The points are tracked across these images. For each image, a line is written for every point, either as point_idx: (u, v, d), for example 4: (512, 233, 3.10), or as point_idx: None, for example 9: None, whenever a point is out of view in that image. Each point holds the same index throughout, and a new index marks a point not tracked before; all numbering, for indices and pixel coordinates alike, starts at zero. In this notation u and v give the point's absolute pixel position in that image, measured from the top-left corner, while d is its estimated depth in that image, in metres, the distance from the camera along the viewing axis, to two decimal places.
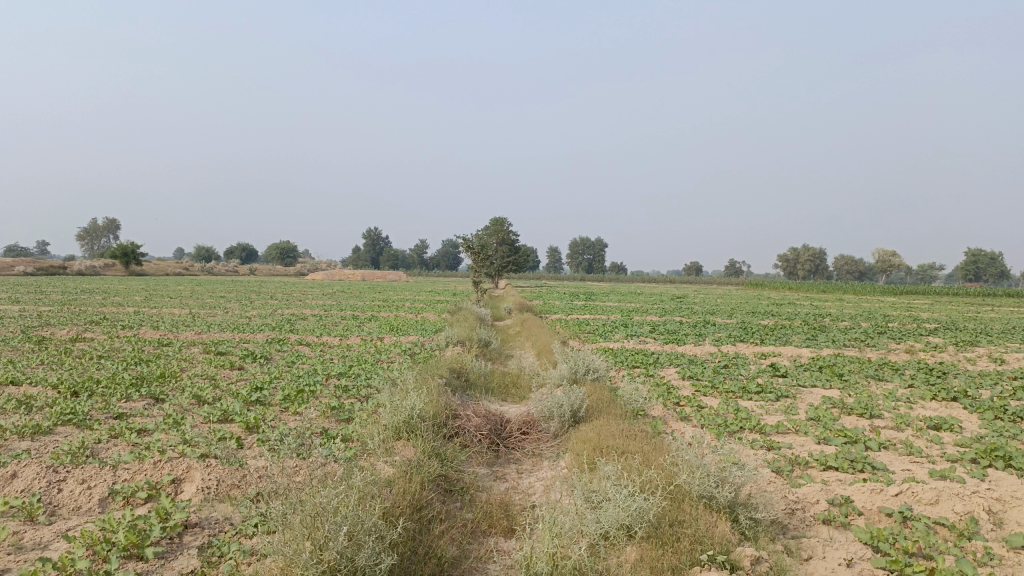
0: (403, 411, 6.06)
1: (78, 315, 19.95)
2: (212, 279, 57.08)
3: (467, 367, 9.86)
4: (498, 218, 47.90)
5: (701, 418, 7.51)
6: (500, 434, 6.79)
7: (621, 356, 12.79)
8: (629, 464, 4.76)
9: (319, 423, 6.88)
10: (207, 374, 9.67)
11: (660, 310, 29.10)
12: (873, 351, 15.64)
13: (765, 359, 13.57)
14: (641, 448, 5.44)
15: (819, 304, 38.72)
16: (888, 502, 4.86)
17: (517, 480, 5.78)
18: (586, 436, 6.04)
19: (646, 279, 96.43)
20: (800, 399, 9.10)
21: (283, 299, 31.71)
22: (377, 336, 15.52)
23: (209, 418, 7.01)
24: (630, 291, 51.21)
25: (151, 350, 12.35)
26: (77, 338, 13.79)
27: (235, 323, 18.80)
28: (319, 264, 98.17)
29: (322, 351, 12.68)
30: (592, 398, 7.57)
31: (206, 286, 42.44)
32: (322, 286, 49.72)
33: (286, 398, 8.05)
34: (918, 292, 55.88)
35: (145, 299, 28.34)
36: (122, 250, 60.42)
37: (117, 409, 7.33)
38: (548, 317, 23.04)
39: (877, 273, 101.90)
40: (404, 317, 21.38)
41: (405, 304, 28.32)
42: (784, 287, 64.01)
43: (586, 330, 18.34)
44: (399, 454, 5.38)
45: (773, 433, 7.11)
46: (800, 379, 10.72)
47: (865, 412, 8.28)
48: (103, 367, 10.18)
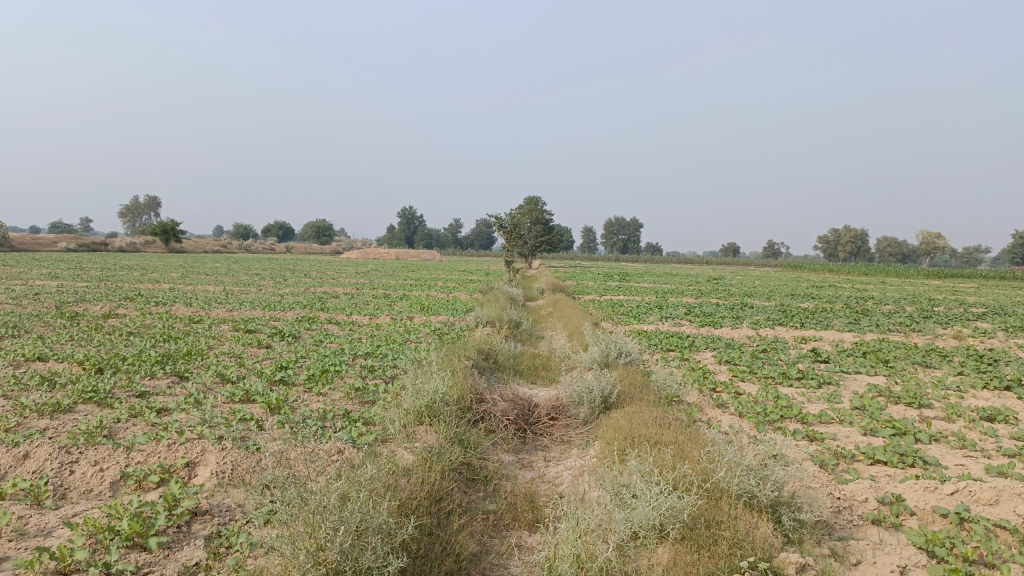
0: (426, 394, 5.82)
1: (115, 292, 20.10)
2: (251, 257, 57.54)
3: (496, 349, 9.62)
4: (533, 197, 47.50)
5: (738, 406, 7.19)
6: (527, 420, 6.55)
7: (655, 339, 12.43)
8: (661, 456, 4.47)
9: (342, 406, 6.68)
10: (233, 352, 9.56)
11: (695, 292, 28.54)
12: (920, 336, 15.04)
13: (805, 343, 13.13)
14: (676, 438, 5.14)
15: (861, 287, 37.69)
16: (943, 502, 4.50)
17: (544, 468, 5.53)
18: (617, 424, 5.76)
19: (682, 260, 95.30)
20: (844, 386, 8.71)
21: (317, 276, 31.79)
22: (407, 314, 15.36)
23: (231, 398, 6.86)
24: (665, 272, 50.60)
25: (181, 326, 12.32)
26: (110, 314, 13.85)
27: (267, 300, 18.81)
28: (355, 243, 98.91)
29: (352, 330, 12.54)
30: (624, 383, 7.27)
31: (244, 264, 42.81)
32: (355, 264, 49.94)
33: (310, 377, 7.89)
34: (963, 275, 54.28)
35: (182, 276, 28.62)
36: (162, 226, 61.35)
37: (139, 387, 7.22)
38: (582, 298, 22.72)
39: (921, 255, 99.42)
40: (436, 296, 21.24)
41: (437, 283, 28.16)
42: (823, 269, 62.62)
43: (620, 312, 17.97)
44: (421, 440, 5.15)
45: (816, 423, 6.76)
46: (843, 365, 10.30)
47: (913, 401, 7.86)
48: (132, 344, 10.14)
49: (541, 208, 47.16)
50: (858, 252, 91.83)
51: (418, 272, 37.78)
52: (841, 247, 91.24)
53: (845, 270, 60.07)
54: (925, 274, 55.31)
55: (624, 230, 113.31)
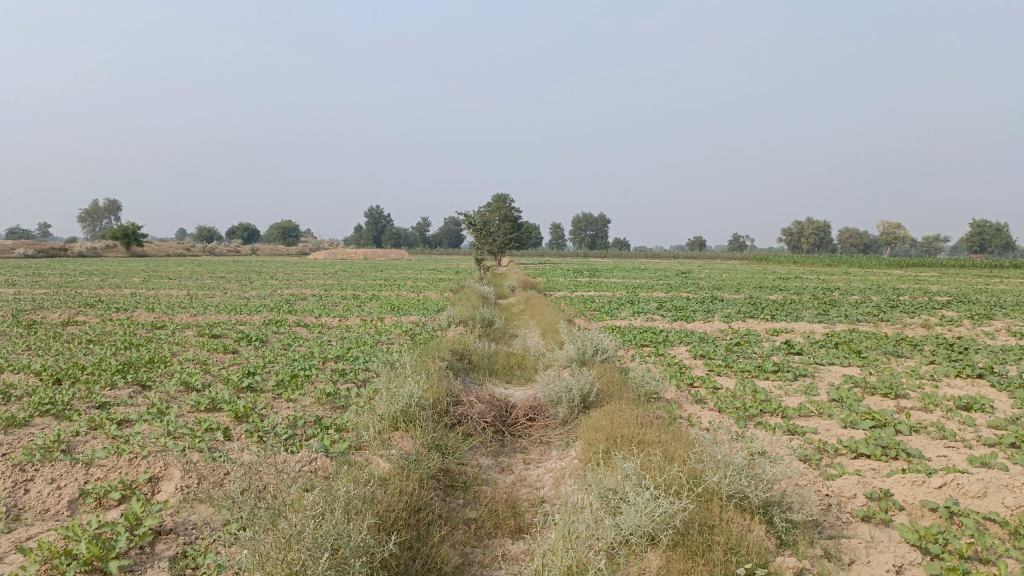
0: (400, 398, 5.63)
1: (73, 298, 19.51)
2: (216, 260, 56.55)
3: (470, 349, 9.45)
4: (501, 194, 47.31)
5: (717, 401, 7.10)
6: (504, 421, 6.39)
7: (628, 335, 12.34)
8: (647, 458, 4.35)
9: (314, 412, 6.47)
10: (198, 359, 9.27)
11: (664, 285, 28.58)
12: (889, 326, 15.16)
13: (778, 335, 13.14)
14: (659, 437, 5.02)
15: (827, 278, 38.12)
16: (932, 496, 4.42)
17: (524, 472, 5.38)
18: (598, 424, 5.62)
19: (649, 255, 95.86)
20: (820, 378, 8.68)
21: (284, 279, 31.30)
22: (377, 315, 15.11)
23: (196, 407, 6.60)
24: (634, 266, 50.75)
25: (143, 333, 11.95)
26: (69, 322, 13.41)
27: (233, 304, 18.39)
28: (322, 244, 98.05)
29: (321, 332, 12.28)
30: (602, 381, 7.14)
31: (208, 267, 41.99)
32: (322, 265, 49.34)
33: (279, 383, 7.64)
34: (925, 264, 55.22)
35: (144, 281, 27.98)
36: (123, 231, 60.03)
37: (99, 398, 6.92)
38: (553, 294, 22.59)
39: (883, 245, 101.11)
40: (406, 296, 20.98)
41: (406, 283, 27.85)
42: (788, 261, 63.33)
43: (591, 308, 17.87)
44: (397, 446, 4.96)
45: (796, 417, 6.69)
46: (818, 357, 10.29)
47: (890, 391, 7.85)
48: (91, 352, 9.78)
49: (509, 205, 46.98)
50: (822, 244, 93.16)
51: (387, 272, 37.39)
52: (805, 238, 92.35)
53: (810, 262, 60.81)
54: (887, 264, 56.26)
55: (592, 226, 113.63)
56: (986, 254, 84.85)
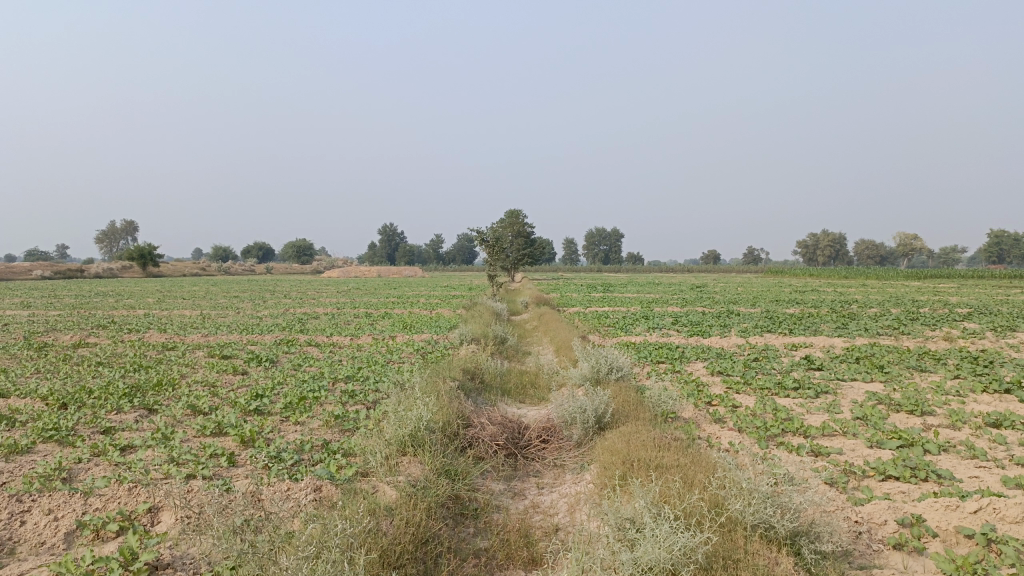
0: (408, 422, 5.44)
1: (86, 320, 19.51)
2: (230, 279, 56.73)
3: (482, 368, 9.27)
4: (514, 210, 47.25)
5: (737, 421, 6.88)
6: (517, 443, 6.21)
7: (644, 351, 12.12)
8: (665, 484, 4.15)
9: (321, 436, 6.30)
10: (206, 381, 9.14)
11: (679, 300, 28.32)
12: (910, 339, 14.85)
13: (797, 350, 12.87)
14: (678, 460, 4.82)
15: (844, 290, 37.71)
16: (967, 521, 4.18)
17: (538, 497, 5.19)
18: (614, 447, 5.42)
19: (663, 270, 95.43)
20: (842, 395, 8.43)
21: (297, 297, 31.30)
22: (389, 334, 14.97)
23: (202, 431, 6.45)
24: (648, 281, 50.46)
25: (153, 354, 11.86)
26: (80, 343, 13.35)
27: (245, 324, 18.31)
28: (335, 262, 98.38)
29: (332, 352, 12.14)
30: (617, 400, 6.94)
31: (222, 286, 42.08)
32: (336, 283, 49.37)
33: (287, 405, 7.49)
34: (943, 275, 54.54)
35: (158, 301, 28.03)
36: (139, 251, 60.42)
37: (105, 422, 6.79)
38: (566, 311, 22.39)
39: (899, 256, 100.18)
40: (419, 314, 20.84)
41: (419, 300, 27.73)
42: (804, 274, 62.78)
43: (606, 324, 17.65)
44: (405, 472, 4.79)
45: (820, 437, 6.46)
46: (839, 372, 10.04)
47: (915, 408, 7.59)
48: (100, 375, 9.68)
49: (522, 221, 46.89)
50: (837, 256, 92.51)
51: (400, 289, 37.31)
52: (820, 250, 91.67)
53: (826, 275, 60.26)
54: (904, 276, 55.62)
55: (605, 241, 113.28)
56: (1005, 264, 83.86)
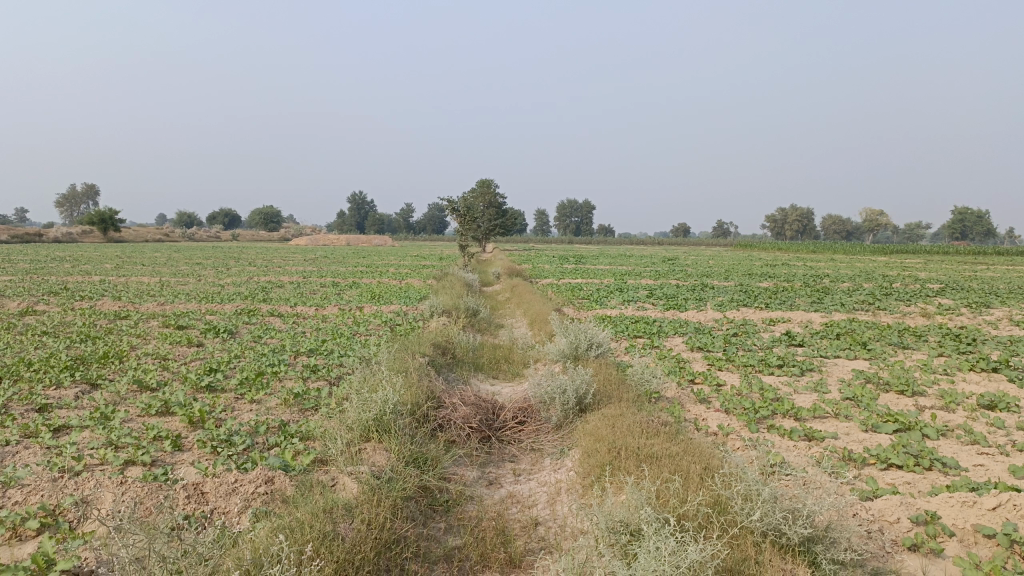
0: (373, 404, 4.92)
1: (37, 286, 18.55)
2: (195, 246, 55.25)
3: (454, 343, 8.80)
4: (485, 180, 46.52)
5: (724, 401, 6.50)
6: (491, 425, 5.76)
7: (621, 326, 11.72)
8: (661, 482, 3.74)
9: (278, 416, 5.79)
10: (158, 353, 8.53)
11: (652, 273, 28.06)
12: (888, 315, 14.63)
13: (776, 325, 12.58)
14: (670, 450, 4.40)
15: (814, 264, 37.79)
16: (987, 520, 3.80)
17: (515, 486, 4.76)
18: (597, 433, 5.00)
19: (634, 242, 95.28)
20: (829, 373, 8.10)
21: (262, 265, 30.46)
22: (356, 304, 14.43)
23: (146, 410, 5.89)
24: (619, 253, 50.22)
25: (104, 324, 11.15)
26: (27, 311, 12.58)
27: (206, 292, 17.58)
28: (303, 230, 96.87)
29: (295, 323, 11.58)
30: (598, 380, 6.50)
31: (184, 253, 40.95)
32: (302, 251, 48.48)
33: (243, 381, 6.96)
34: (908, 251, 55.15)
35: (117, 268, 26.97)
36: (100, 215, 58.89)
37: (40, 399, 6.18)
38: (538, 282, 21.95)
39: (866, 232, 101.35)
40: (388, 284, 20.23)
41: (387, 270, 27.06)
42: (774, 247, 63.11)
43: (580, 296, 17.23)
44: (368, 461, 4.31)
45: (811, 419, 6.10)
46: (822, 349, 9.73)
47: (906, 388, 7.28)
48: (43, 346, 9.01)
49: (494, 191, 46.17)
50: (805, 231, 93.14)
51: (369, 259, 36.54)
52: (788, 225, 92.27)
53: (794, 249, 60.67)
54: (872, 250, 56.04)
55: (577, 212, 112.90)
56: (967, 241, 84.93)
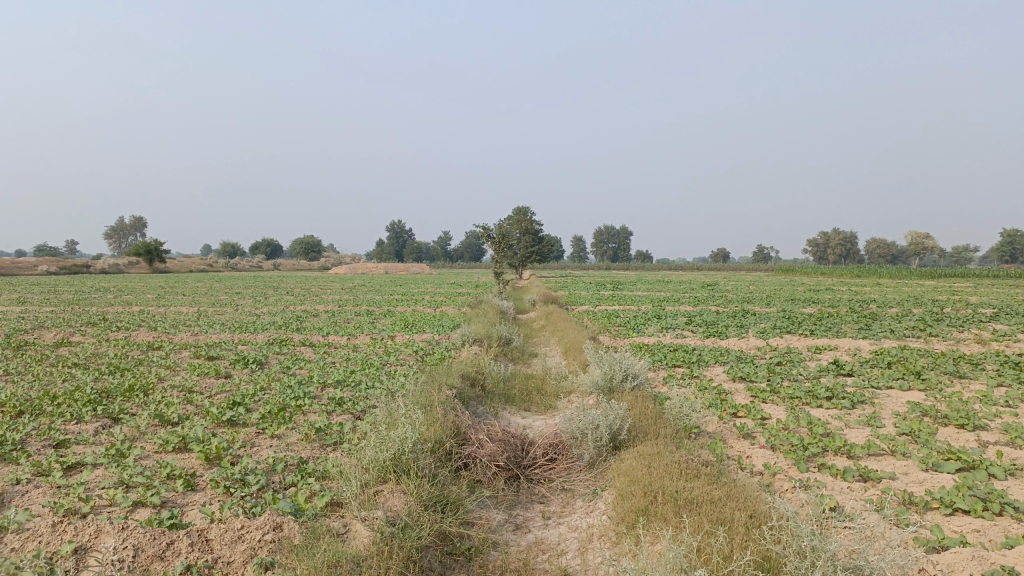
0: (391, 443, 4.63)
1: (77, 317, 18.77)
2: (236, 275, 55.97)
3: (484, 373, 8.52)
4: (521, 207, 46.42)
5: (769, 437, 6.09)
6: (519, 463, 5.44)
7: (659, 354, 11.32)
8: (702, 537, 3.40)
9: (297, 453, 5.54)
10: (183, 385, 8.38)
11: (692, 299, 27.49)
12: (941, 342, 13.97)
13: (822, 353, 12.05)
14: (711, 494, 4.04)
15: (859, 289, 36.79)
16: None
17: (544, 530, 4.43)
18: (632, 473, 4.65)
19: (672, 268, 94.37)
20: (882, 406, 7.62)
21: (299, 294, 30.60)
22: (389, 333, 14.25)
23: (163, 447, 5.69)
24: (658, 279, 49.58)
25: (135, 355, 11.11)
26: (62, 343, 12.60)
27: (241, 322, 17.58)
28: (342, 258, 97.85)
29: (326, 353, 11.40)
30: (634, 414, 6.15)
31: (225, 282, 41.51)
32: (340, 280, 48.80)
33: (265, 415, 6.75)
34: (957, 274, 53.47)
35: (157, 297, 27.25)
36: (145, 246, 60.19)
37: (58, 434, 6.04)
38: (574, 309, 21.58)
39: (912, 256, 99.00)
40: (421, 312, 20.05)
41: (422, 298, 26.94)
42: (816, 272, 61.96)
43: (616, 324, 16.83)
44: (384, 505, 4.03)
45: (865, 457, 5.67)
46: (873, 379, 9.22)
47: (967, 422, 6.77)
48: (71, 378, 8.94)
49: (530, 218, 46.05)
50: (847, 254, 91.25)
51: (405, 287, 36.50)
52: (831, 249, 90.53)
53: (837, 273, 59.35)
54: (920, 274, 54.40)
55: (614, 239, 112.37)
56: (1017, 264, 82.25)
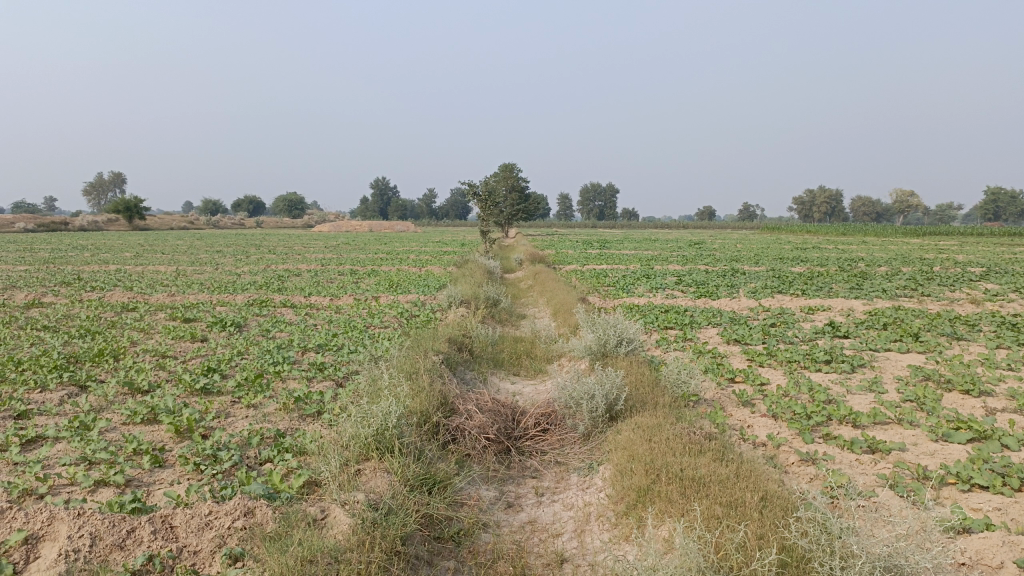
0: (373, 418, 4.30)
1: (51, 276, 18.22)
2: (218, 234, 54.97)
3: (472, 336, 8.21)
4: (507, 164, 45.85)
5: (770, 404, 5.83)
6: (510, 435, 5.15)
7: (650, 316, 11.03)
8: (718, 529, 3.11)
9: (274, 425, 5.21)
10: (157, 350, 7.99)
11: (680, 258, 27.23)
12: (934, 302, 13.77)
13: (815, 314, 11.81)
14: (720, 473, 3.75)
15: (845, 247, 36.69)
16: None
17: (537, 509, 4.15)
18: (632, 449, 4.36)
19: (658, 226, 94.07)
20: (883, 370, 7.37)
21: (282, 253, 30.04)
22: (372, 294, 13.88)
23: (131, 418, 5.34)
24: (644, 238, 49.23)
25: (108, 317, 10.68)
26: (34, 304, 12.14)
27: (221, 282, 17.11)
28: (326, 216, 96.73)
29: (307, 315, 11.03)
30: (629, 382, 5.86)
31: (205, 241, 40.69)
32: (323, 238, 48.12)
33: (242, 382, 6.40)
34: (942, 233, 53.55)
35: (135, 257, 26.61)
36: (125, 203, 59.20)
37: (20, 404, 5.66)
38: (562, 269, 21.24)
39: (897, 214, 99.18)
40: (407, 272, 19.65)
41: (406, 257, 26.46)
42: (802, 230, 61.90)
43: (605, 284, 16.54)
44: (366, 487, 3.72)
45: (871, 426, 5.41)
46: (870, 341, 8.99)
47: (972, 387, 6.54)
48: (39, 342, 8.53)
49: (516, 175, 45.47)
50: (832, 212, 91.24)
51: (389, 245, 35.98)
52: (817, 207, 90.46)
53: (824, 231, 59.34)
54: (905, 232, 54.40)
55: (600, 197, 111.75)
56: (1001, 222, 82.48)
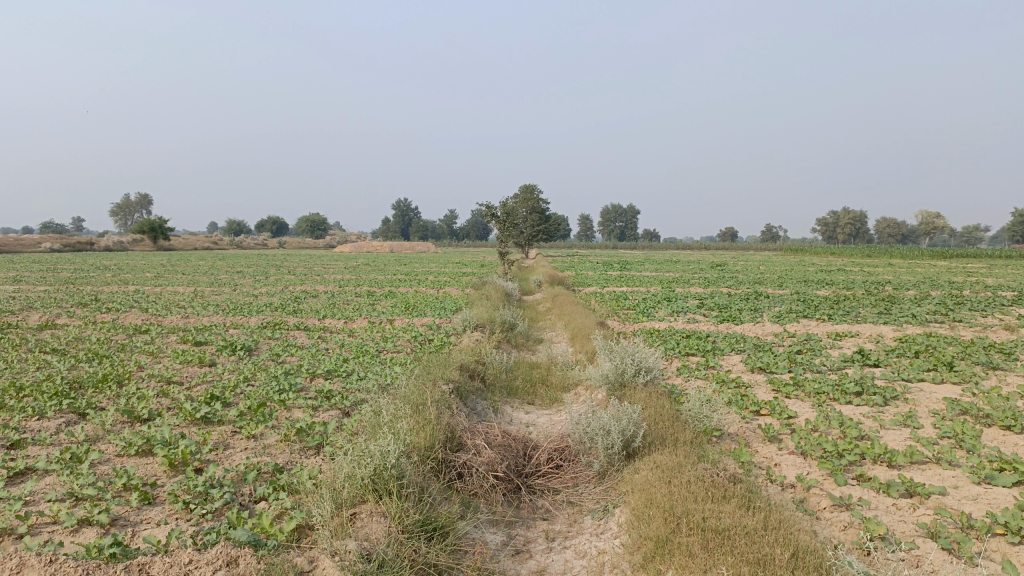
0: (371, 457, 4.02)
1: (70, 297, 18.24)
2: (240, 254, 55.04)
3: (485, 363, 7.93)
4: (529, 185, 45.66)
5: (798, 441, 5.48)
6: (520, 472, 4.86)
7: (671, 341, 10.68)
8: None
9: (272, 459, 4.95)
10: (163, 375, 7.78)
11: (703, 280, 26.75)
12: (967, 328, 13.26)
13: (843, 341, 11.38)
14: (745, 524, 3.43)
15: (871, 269, 36.04)
16: None
17: (546, 557, 3.84)
18: (650, 493, 4.05)
19: (680, 248, 93.34)
20: (917, 403, 6.97)
21: (302, 273, 30.00)
22: (387, 317, 13.65)
23: (125, 450, 5.12)
24: (665, 259, 48.69)
25: (119, 340, 10.53)
26: (47, 326, 12.04)
27: (237, 303, 16.99)
28: (349, 236, 97.24)
29: (320, 339, 10.80)
30: (648, 416, 5.55)
31: (225, 261, 40.86)
32: (343, 258, 48.17)
33: (245, 411, 6.16)
34: (969, 255, 52.60)
35: (157, 277, 26.65)
36: (151, 225, 59.88)
37: (14, 433, 5.46)
38: (581, 291, 20.94)
39: (923, 235, 97.73)
40: (424, 293, 19.44)
41: (425, 278, 26.30)
42: (825, 252, 61.01)
43: (625, 307, 16.19)
44: (359, 534, 3.44)
45: (907, 466, 5.05)
46: (902, 371, 8.58)
47: (1014, 423, 6.14)
48: (45, 365, 8.37)
49: (537, 196, 45.28)
50: (857, 234, 90.08)
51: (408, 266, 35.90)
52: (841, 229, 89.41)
53: (847, 253, 58.46)
54: (932, 254, 53.39)
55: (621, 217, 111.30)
56: None
